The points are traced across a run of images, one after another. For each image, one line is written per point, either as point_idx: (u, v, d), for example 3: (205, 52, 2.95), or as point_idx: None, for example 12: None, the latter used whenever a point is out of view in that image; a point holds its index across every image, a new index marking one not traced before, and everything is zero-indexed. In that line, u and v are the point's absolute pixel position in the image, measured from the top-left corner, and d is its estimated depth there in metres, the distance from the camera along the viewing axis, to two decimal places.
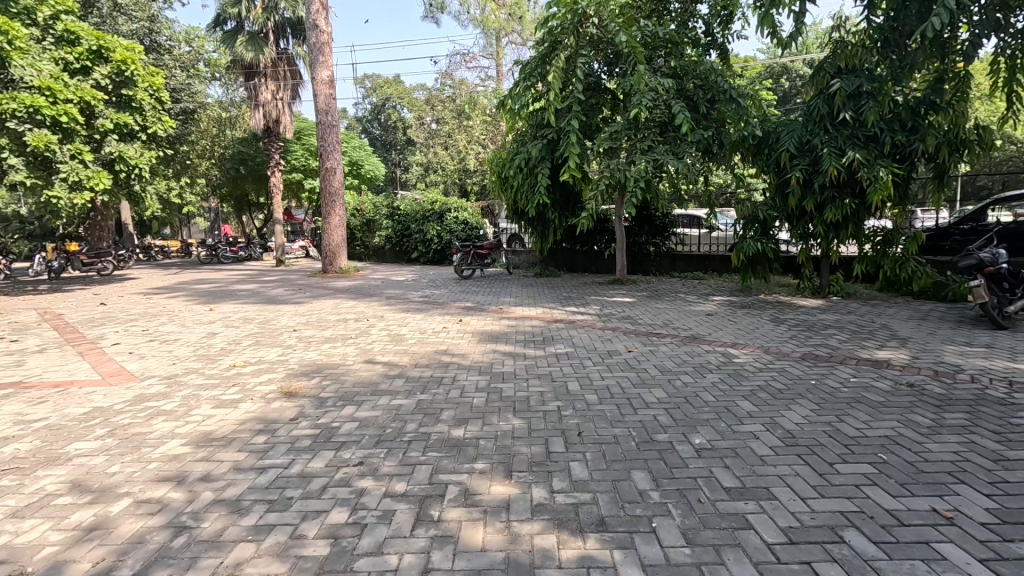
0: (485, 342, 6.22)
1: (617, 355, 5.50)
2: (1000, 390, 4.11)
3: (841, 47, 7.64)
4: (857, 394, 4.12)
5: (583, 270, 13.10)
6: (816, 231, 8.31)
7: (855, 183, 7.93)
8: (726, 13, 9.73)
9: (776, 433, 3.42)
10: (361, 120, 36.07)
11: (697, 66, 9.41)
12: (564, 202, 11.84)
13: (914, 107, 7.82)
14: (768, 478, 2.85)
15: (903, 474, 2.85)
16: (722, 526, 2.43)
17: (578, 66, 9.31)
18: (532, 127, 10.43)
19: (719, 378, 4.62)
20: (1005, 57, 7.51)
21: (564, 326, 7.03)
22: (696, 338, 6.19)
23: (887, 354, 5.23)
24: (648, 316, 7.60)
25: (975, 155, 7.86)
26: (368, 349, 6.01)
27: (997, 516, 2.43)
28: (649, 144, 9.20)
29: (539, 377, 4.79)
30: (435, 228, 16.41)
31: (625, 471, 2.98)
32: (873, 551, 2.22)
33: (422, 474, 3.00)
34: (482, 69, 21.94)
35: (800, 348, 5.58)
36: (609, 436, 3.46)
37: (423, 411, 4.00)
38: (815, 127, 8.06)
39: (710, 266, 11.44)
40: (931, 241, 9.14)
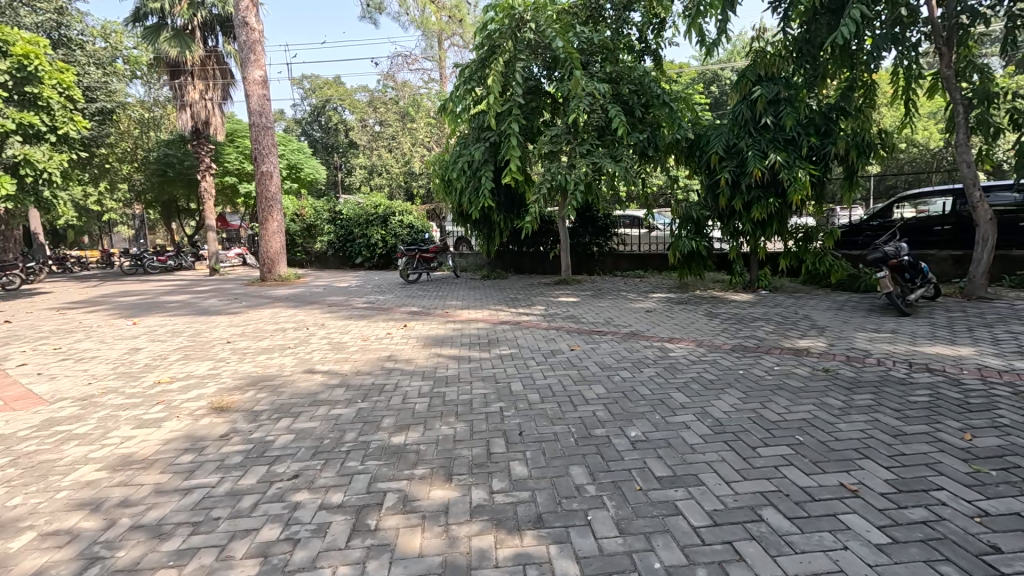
0: (430, 346, 6.18)
1: (560, 354, 5.61)
2: (902, 371, 4.52)
3: (761, 56, 8.36)
4: (780, 381, 4.42)
5: (529, 271, 13.27)
6: (744, 229, 8.78)
7: (776, 183, 8.47)
8: (657, 21, 10.16)
9: (706, 422, 3.60)
10: (301, 123, 34.78)
11: (632, 72, 9.72)
12: (508, 204, 11.93)
13: (827, 113, 8.38)
14: (697, 466, 3.00)
15: (816, 453, 3.08)
16: (653, 514, 2.53)
17: (517, 70, 9.42)
18: (474, 130, 10.49)
19: (656, 372, 4.80)
20: (902, 68, 8.31)
21: (509, 328, 7.09)
22: (635, 334, 6.42)
23: (807, 343, 5.63)
24: (591, 315, 7.80)
25: (879, 156, 8.62)
26: (308, 359, 5.83)
27: (894, 486, 2.68)
28: (588, 147, 9.41)
29: (483, 379, 4.80)
30: (380, 232, 16.10)
31: (564, 467, 3.05)
32: (787, 527, 2.39)
33: (361, 483, 2.94)
34: (425, 72, 21.75)
35: (731, 340, 5.90)
36: (549, 433, 3.52)
37: (364, 419, 3.92)
38: (740, 131, 8.53)
39: (650, 265, 11.84)
40: (847, 237, 9.90)
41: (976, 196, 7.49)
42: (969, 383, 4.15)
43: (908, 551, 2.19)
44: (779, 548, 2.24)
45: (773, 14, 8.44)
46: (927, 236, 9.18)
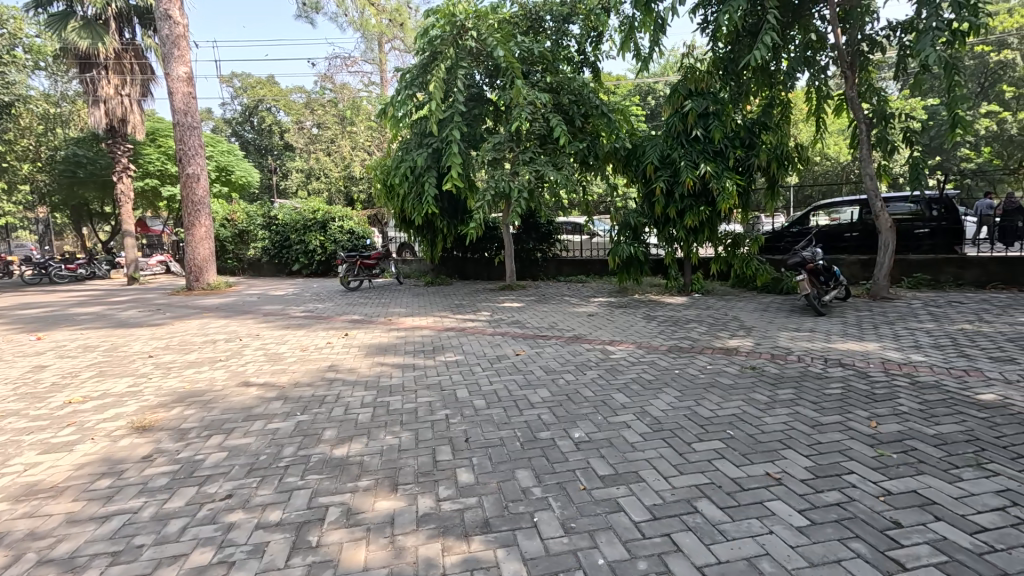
0: (373, 355, 6.04)
1: (506, 359, 5.66)
2: (818, 366, 4.91)
3: (691, 72, 8.85)
4: (712, 379, 4.69)
5: (473, 277, 13.26)
6: (678, 235, 9.22)
7: (707, 192, 8.96)
8: (596, 34, 10.52)
9: (645, 421, 3.76)
10: (231, 123, 33.04)
11: (571, 82, 10.00)
12: (451, 210, 11.89)
13: (750, 127, 8.99)
14: (637, 463, 3.12)
15: (745, 446, 3.29)
16: (596, 512, 2.61)
17: (458, 77, 9.46)
18: (416, 136, 10.41)
19: (598, 374, 4.95)
20: (814, 88, 9.08)
21: (454, 334, 7.06)
22: (578, 338, 6.58)
23: (736, 342, 5.99)
24: (536, 320, 7.92)
25: (796, 168, 9.34)
26: (242, 371, 5.53)
27: (812, 472, 2.92)
28: (530, 155, 9.57)
29: (429, 387, 4.76)
30: (318, 238, 15.54)
31: (510, 471, 3.08)
32: (719, 517, 2.54)
33: (302, 499, 2.83)
34: (365, 75, 21.40)
35: (667, 342, 6.18)
36: (495, 438, 3.54)
37: (303, 432, 3.77)
38: (673, 142, 8.98)
39: (592, 270, 12.15)
40: (770, 242, 10.63)
41: (878, 207, 8.27)
42: (875, 375, 4.58)
43: (823, 531, 2.39)
44: (712, 537, 2.38)
45: (701, 33, 8.98)
46: (839, 242, 10.03)
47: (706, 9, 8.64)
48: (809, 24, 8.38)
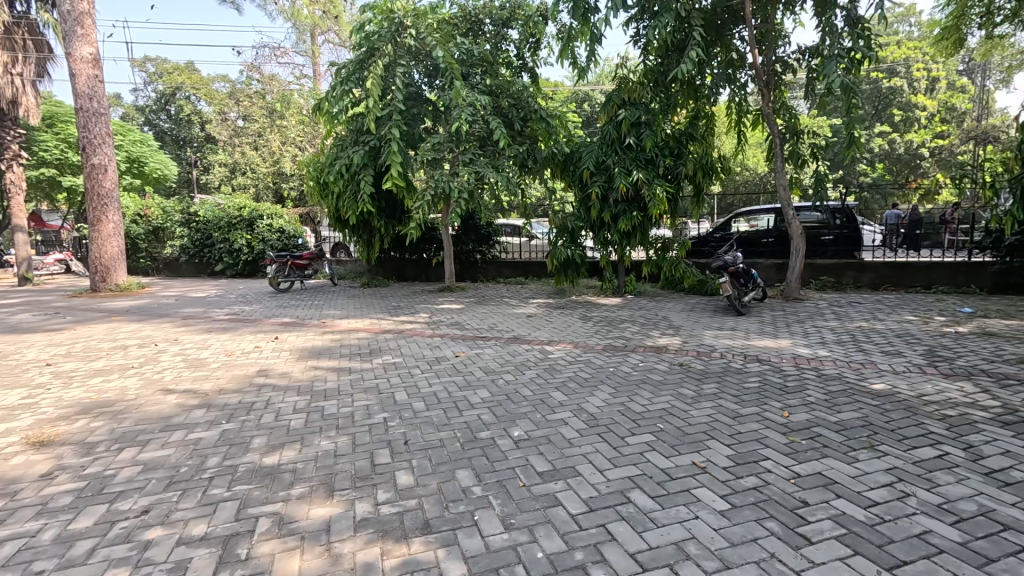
0: (306, 359, 5.81)
1: (445, 360, 5.62)
2: (738, 362, 5.29)
3: (624, 83, 9.21)
4: (644, 376, 4.92)
5: (412, 279, 13.06)
6: (613, 239, 9.53)
7: (639, 198, 9.32)
8: (534, 40, 10.71)
9: (582, 417, 3.88)
10: (144, 110, 30.51)
11: (510, 86, 10.12)
12: (390, 210, 11.66)
13: (679, 137, 9.50)
14: (574, 458, 3.22)
15: (673, 438, 3.49)
16: (535, 508, 2.67)
17: (397, 75, 9.29)
18: (352, 133, 10.12)
19: (537, 373, 5.04)
20: (734, 103, 9.76)
21: (392, 337, 6.93)
22: (517, 338, 6.66)
23: (665, 341, 6.32)
24: (475, 321, 7.94)
25: (719, 178, 9.96)
26: (159, 378, 5.14)
27: (733, 460, 3.14)
28: (470, 156, 9.57)
29: (365, 390, 4.64)
30: (244, 236, 14.68)
31: (450, 471, 3.08)
32: (650, 505, 2.68)
33: (229, 511, 2.69)
34: (296, 66, 20.48)
35: (602, 341, 6.41)
36: (435, 440, 3.53)
37: (229, 441, 3.56)
38: (608, 149, 9.31)
39: (531, 272, 12.32)
40: (697, 246, 11.30)
41: (790, 215, 9.00)
42: (787, 369, 4.99)
43: (742, 513, 2.59)
44: (644, 524, 2.51)
45: (633, 46, 9.38)
46: (757, 247, 10.85)
47: (638, 23, 9.05)
48: (730, 44, 9.18)
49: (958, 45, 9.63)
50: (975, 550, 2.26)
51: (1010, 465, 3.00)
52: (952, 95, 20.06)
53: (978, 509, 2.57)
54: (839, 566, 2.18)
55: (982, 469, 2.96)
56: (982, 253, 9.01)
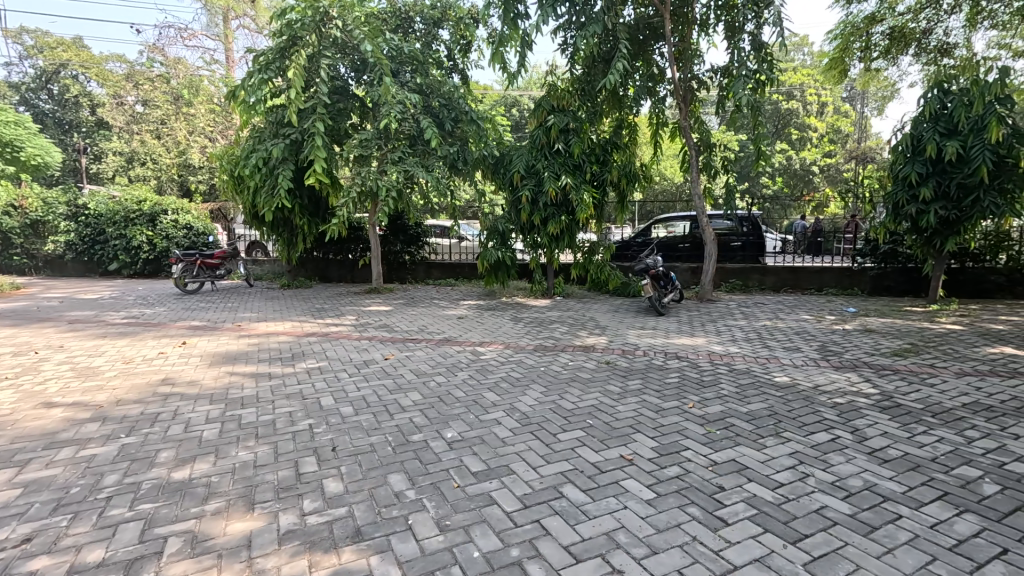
0: (219, 365, 5.40)
1: (374, 363, 5.46)
2: (660, 360, 5.60)
3: (553, 89, 9.44)
4: (573, 374, 5.06)
5: (337, 280, 12.54)
6: (542, 241, 9.72)
7: (567, 202, 9.56)
8: (465, 42, 10.69)
9: (514, 416, 3.93)
10: (19, 89, 26.96)
11: (441, 86, 10.02)
12: (312, 207, 11.12)
13: (605, 145, 9.89)
14: (508, 457, 3.25)
15: (602, 433, 3.63)
16: (470, 508, 2.67)
17: (321, 67, 8.88)
18: (271, 125, 9.58)
19: (469, 374, 5.03)
20: (654, 114, 10.35)
21: (316, 340, 6.62)
22: (448, 340, 6.61)
23: (593, 340, 6.55)
24: (405, 323, 7.77)
25: (641, 185, 10.43)
26: (42, 390, 4.55)
27: (657, 452, 3.32)
28: (400, 155, 9.36)
29: (287, 396, 4.39)
30: (144, 232, 13.35)
31: (382, 476, 2.99)
32: (582, 499, 2.76)
33: (132, 532, 2.43)
34: (206, 51, 18.94)
35: (533, 341, 6.52)
36: (365, 445, 3.41)
37: (130, 457, 3.23)
38: (538, 154, 9.50)
39: (461, 274, 12.24)
40: (620, 250, 11.84)
41: (704, 222, 9.64)
42: (703, 365, 5.35)
43: (667, 501, 2.74)
44: (577, 517, 2.58)
45: (561, 54, 9.65)
46: (675, 252, 11.55)
47: (566, 32, 9.31)
48: (651, 59, 9.78)
49: (843, 75, 10.78)
50: (862, 520, 2.55)
51: (887, 444, 3.41)
52: (837, 118, 22.52)
53: (864, 484, 2.90)
54: (752, 544, 2.37)
55: (866, 448, 3.35)
56: (861, 259, 10.06)
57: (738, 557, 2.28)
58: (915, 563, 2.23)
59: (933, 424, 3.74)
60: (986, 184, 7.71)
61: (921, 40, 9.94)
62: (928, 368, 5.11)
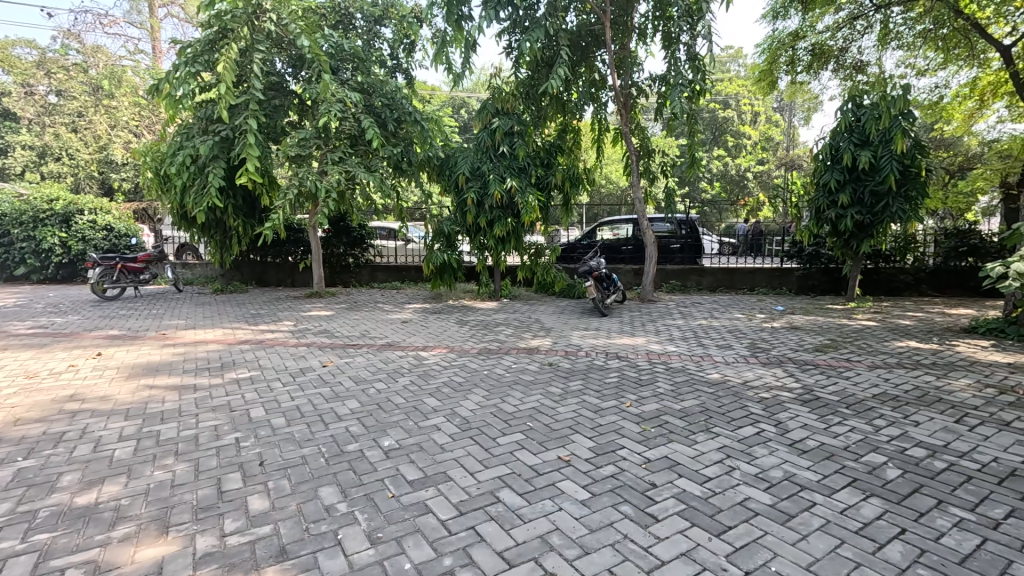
0: (139, 377, 5.03)
1: (311, 371, 5.25)
2: (601, 360, 5.72)
3: (497, 92, 9.47)
4: (516, 376, 5.08)
5: (275, 284, 12.01)
6: (488, 244, 9.70)
7: (513, 205, 9.61)
8: (408, 41, 10.55)
9: (454, 422, 3.88)
10: None
11: (383, 86, 9.78)
12: (247, 208, 10.61)
13: (549, 149, 10.01)
14: (446, 463, 3.21)
15: (541, 435, 3.66)
16: (404, 518, 2.61)
17: (255, 61, 8.48)
18: (200, 121, 9.07)
19: (410, 380, 4.93)
20: (597, 119, 10.59)
21: (249, 348, 6.30)
22: (391, 345, 6.47)
23: (537, 342, 6.60)
24: (346, 328, 7.53)
25: (585, 188, 10.61)
26: None
27: (594, 451, 3.38)
28: (340, 155, 9.08)
29: (213, 409, 4.14)
30: (57, 234, 12.22)
31: (312, 490, 2.87)
32: (518, 503, 2.76)
33: (22, 567, 2.21)
34: (129, 39, 17.70)
35: (477, 344, 6.49)
36: (296, 458, 3.26)
37: (27, 482, 2.94)
38: (483, 156, 9.48)
39: (407, 276, 12.04)
40: (566, 252, 12.03)
41: (645, 225, 9.94)
42: (641, 365, 5.51)
43: (601, 500, 2.78)
44: (512, 522, 2.58)
45: (506, 57, 9.70)
46: (619, 253, 11.84)
47: (510, 35, 9.38)
48: (593, 65, 10.03)
49: (771, 86, 11.43)
50: (781, 509, 2.70)
51: (806, 435, 3.63)
52: (769, 127, 23.89)
53: (784, 475, 3.07)
54: (680, 538, 2.45)
55: (786, 440, 3.55)
56: (789, 260, 10.72)
57: (666, 552, 2.35)
58: (826, 548, 2.38)
59: (846, 415, 4.02)
60: (894, 192, 8.40)
61: (839, 57, 10.70)
62: (845, 362, 5.50)
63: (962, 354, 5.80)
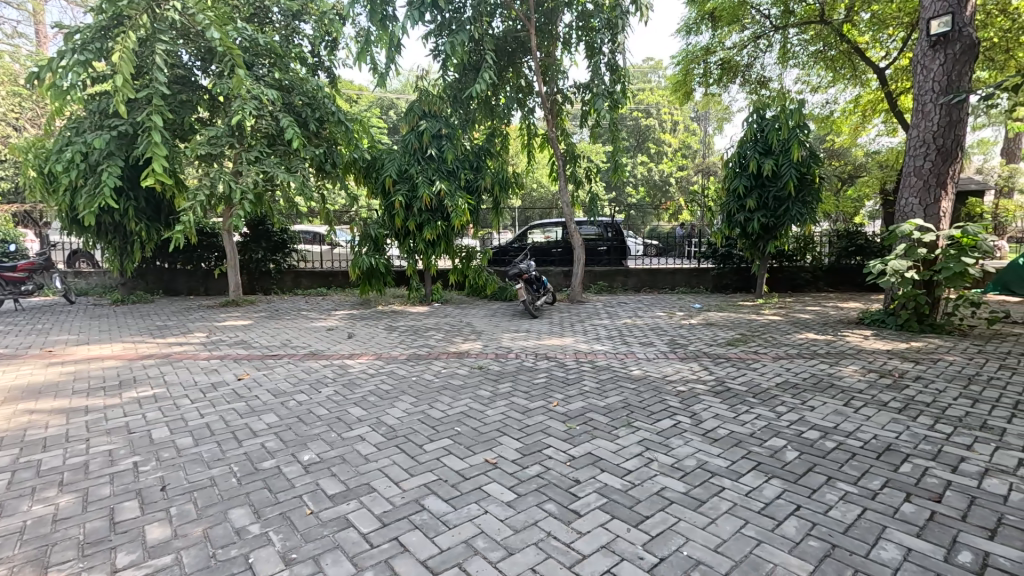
0: (17, 401, 4.46)
1: (223, 386, 4.91)
2: (531, 361, 5.80)
3: (424, 94, 9.34)
4: (445, 382, 5.03)
5: (186, 292, 11.14)
6: (418, 248, 9.53)
7: (442, 208, 9.53)
8: (330, 39, 10.22)
9: (380, 431, 3.78)
10: None
11: (303, 84, 9.35)
12: (151, 210, 9.74)
13: (478, 152, 10.03)
14: (369, 474, 3.11)
15: (469, 439, 3.65)
16: (322, 535, 2.50)
17: (158, 52, 7.81)
18: (94, 115, 8.25)
19: (334, 390, 4.74)
20: (525, 124, 10.77)
21: (153, 363, 5.78)
22: (314, 354, 6.19)
23: (467, 346, 6.58)
24: (265, 338, 7.12)
25: (515, 192, 10.73)
26: None
27: (520, 452, 3.42)
28: (257, 154, 8.56)
29: (107, 433, 3.75)
30: None
31: (221, 513, 2.68)
32: (443, 509, 2.73)
33: None
34: (7, 22, 15.78)
35: (406, 350, 6.36)
36: (203, 480, 3.04)
37: None
38: (411, 159, 9.29)
39: (333, 282, 11.59)
40: (498, 255, 12.04)
41: (573, 228, 10.19)
42: (569, 364, 5.64)
43: (526, 500, 2.82)
44: (436, 528, 2.55)
45: (433, 59, 9.63)
46: (549, 255, 12.08)
47: (437, 38, 9.33)
48: (520, 71, 10.19)
49: (687, 97, 12.15)
50: (693, 496, 2.86)
51: (718, 425, 3.88)
52: (687, 136, 25.41)
53: (697, 463, 3.26)
54: (600, 531, 2.53)
55: (700, 430, 3.77)
56: (705, 260, 11.43)
57: (587, 546, 2.41)
58: (732, 529, 2.55)
59: (753, 403, 4.34)
60: (793, 197, 9.20)
61: (745, 72, 11.55)
62: (752, 355, 5.95)
63: (851, 343, 6.45)
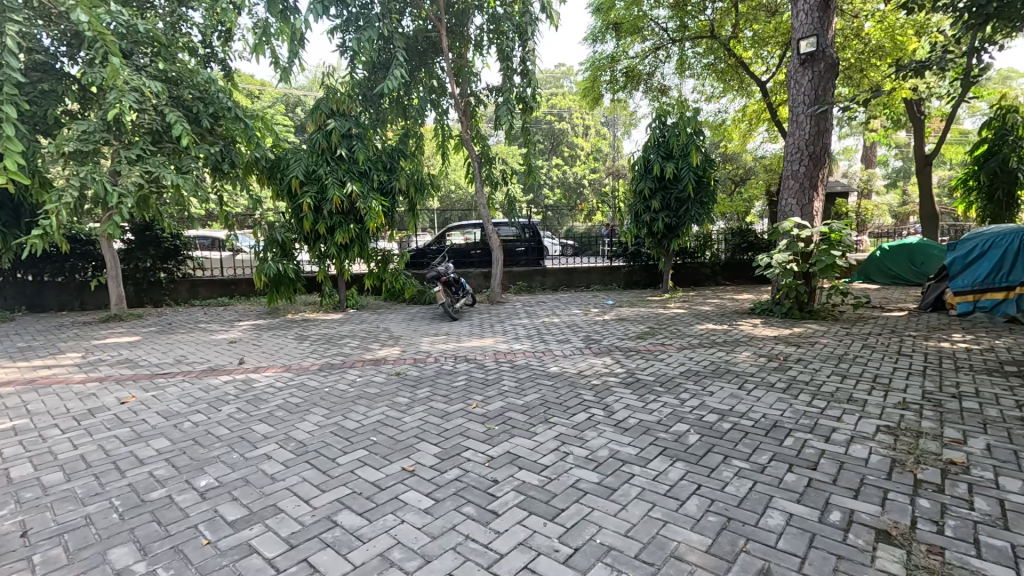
0: None
1: (103, 411, 4.36)
2: (449, 364, 5.74)
3: (331, 92, 8.94)
4: (360, 391, 4.84)
5: (56, 307, 9.80)
6: (329, 252, 9.09)
7: (354, 211, 9.16)
8: (223, 29, 9.50)
9: (288, 447, 3.56)
10: None
11: (192, 76, 8.56)
12: (6, 215, 8.47)
13: (391, 153, 9.78)
14: (276, 494, 2.92)
15: (386, 448, 3.54)
16: (221, 565, 2.31)
17: (9, 33, 6.80)
18: None
19: (237, 408, 4.40)
20: (439, 125, 10.67)
21: (11, 391, 5.01)
22: (214, 370, 5.70)
23: (384, 352, 6.39)
24: (155, 355, 6.44)
25: (430, 193, 10.57)
26: None
27: (438, 457, 3.38)
28: (138, 152, 7.69)
29: None
30: None
31: (99, 554, 2.39)
32: (358, 523, 2.63)
33: None
34: None
35: (318, 360, 6.05)
36: (77, 519, 2.69)
37: None
38: (318, 159, 8.85)
39: (236, 291, 10.77)
40: (416, 258, 11.86)
41: (491, 229, 10.24)
42: (488, 365, 5.65)
43: (444, 505, 2.78)
44: (350, 544, 2.45)
45: (340, 56, 9.26)
46: (468, 257, 12.06)
47: (344, 34, 8.99)
48: (432, 72, 10.06)
49: (595, 102, 12.70)
50: (606, 485, 2.98)
51: (629, 415, 4.08)
52: (597, 140, 26.55)
53: (609, 453, 3.40)
54: (518, 529, 2.56)
55: (612, 422, 3.94)
56: (617, 259, 12.05)
57: (504, 545, 2.43)
58: (641, 513, 2.69)
59: (660, 392, 4.61)
60: (691, 198, 9.91)
61: (647, 80, 12.27)
62: (660, 347, 6.33)
63: (744, 331, 7.07)
